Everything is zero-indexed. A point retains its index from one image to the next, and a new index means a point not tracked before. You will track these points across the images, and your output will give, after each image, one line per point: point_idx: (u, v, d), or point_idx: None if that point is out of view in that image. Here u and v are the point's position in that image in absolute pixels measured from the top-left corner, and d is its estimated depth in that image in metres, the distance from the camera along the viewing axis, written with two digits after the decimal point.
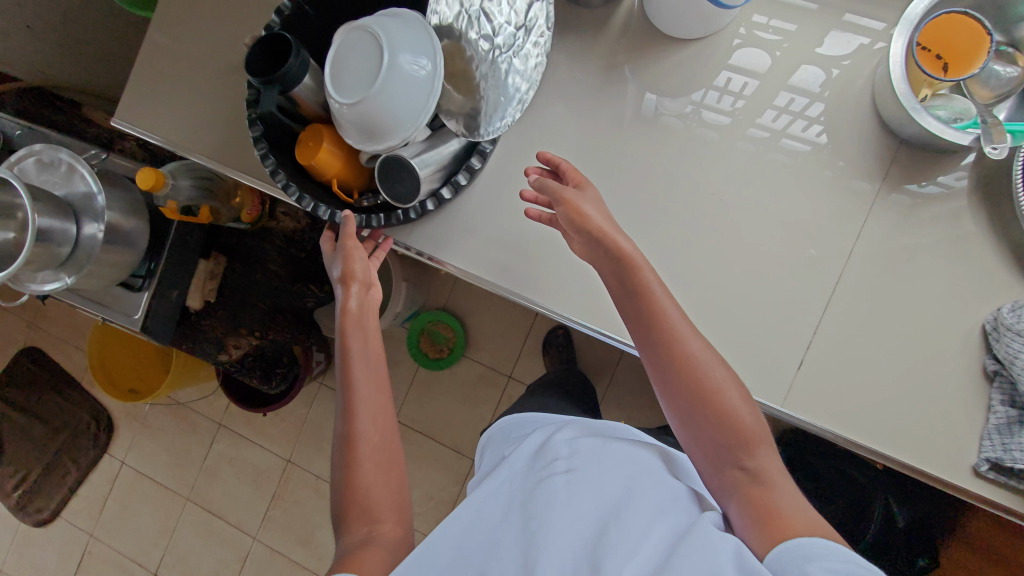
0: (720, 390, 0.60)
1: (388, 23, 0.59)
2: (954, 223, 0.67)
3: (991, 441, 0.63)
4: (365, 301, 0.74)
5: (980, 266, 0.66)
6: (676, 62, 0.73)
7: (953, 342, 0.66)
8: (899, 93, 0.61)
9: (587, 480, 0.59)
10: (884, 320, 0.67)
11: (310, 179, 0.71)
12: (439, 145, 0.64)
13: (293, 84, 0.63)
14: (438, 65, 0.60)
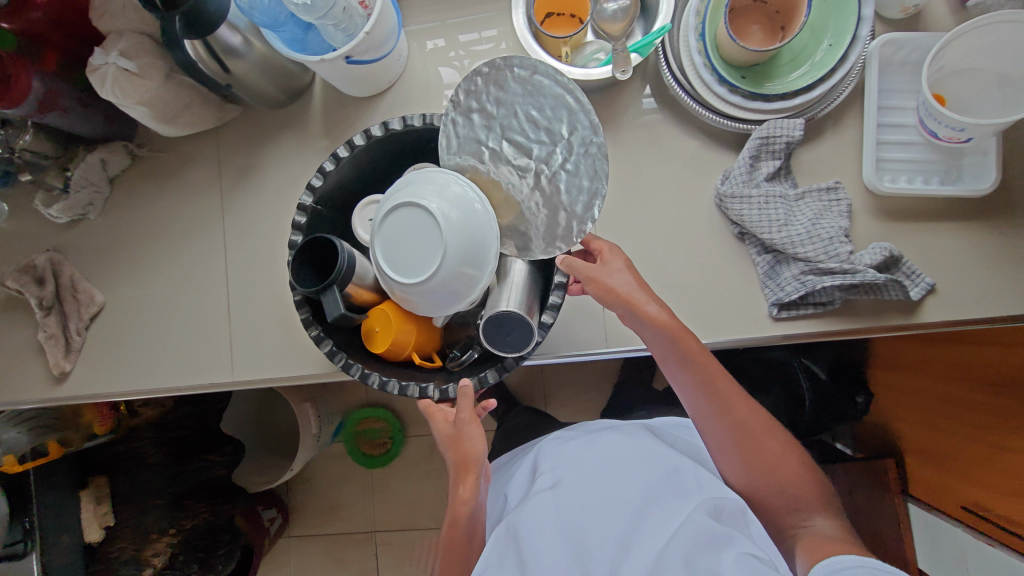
0: (762, 443, 0.72)
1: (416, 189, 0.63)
2: (654, 132, 0.74)
3: (769, 288, 0.70)
4: (477, 492, 0.73)
5: (689, 155, 0.74)
6: (380, 114, 0.81)
7: (704, 224, 0.73)
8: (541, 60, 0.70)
9: (572, 490, 0.75)
10: (644, 235, 0.74)
11: (387, 359, 0.73)
12: (510, 277, 0.66)
13: (344, 281, 0.65)
14: (483, 199, 0.63)
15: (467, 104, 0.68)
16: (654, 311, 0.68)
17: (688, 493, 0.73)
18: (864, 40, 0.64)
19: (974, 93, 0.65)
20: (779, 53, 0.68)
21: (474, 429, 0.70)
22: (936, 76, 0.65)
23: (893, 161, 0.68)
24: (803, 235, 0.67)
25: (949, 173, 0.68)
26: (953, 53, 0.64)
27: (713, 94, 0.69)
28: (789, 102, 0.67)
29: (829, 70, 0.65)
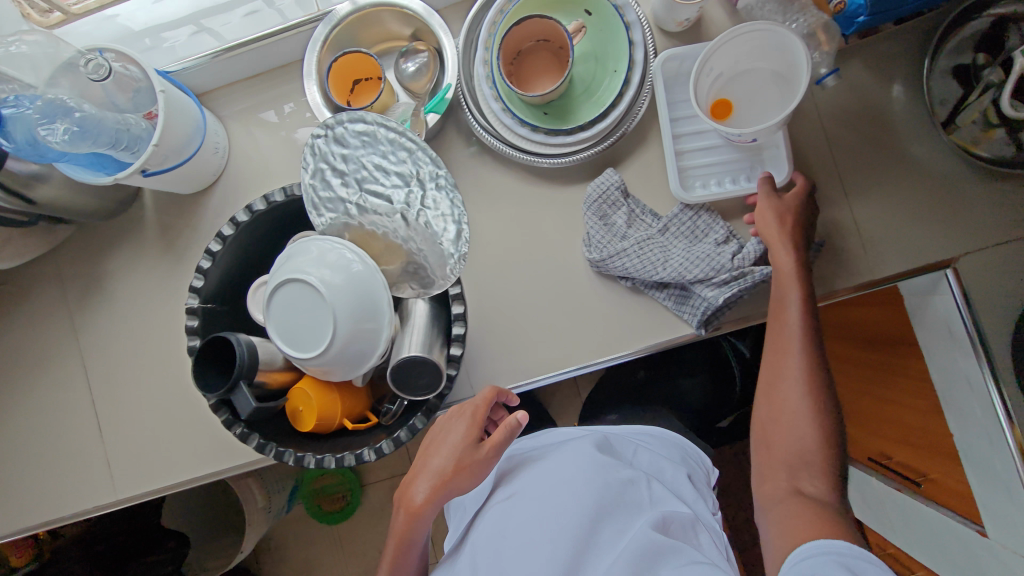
0: (787, 378, 0.66)
1: (296, 260, 0.61)
2: (481, 179, 0.76)
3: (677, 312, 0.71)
4: (426, 489, 0.67)
5: (519, 195, 0.76)
6: (216, 205, 0.81)
7: (544, 259, 0.75)
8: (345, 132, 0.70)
9: (521, 504, 0.70)
10: (491, 281, 0.76)
11: (325, 435, 0.68)
12: (413, 320, 0.63)
13: (252, 372, 0.62)
14: (363, 254, 0.61)
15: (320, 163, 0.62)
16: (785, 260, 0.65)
17: (639, 507, 0.69)
18: (640, 64, 0.67)
19: (756, 89, 0.69)
20: (570, 85, 0.71)
21: (490, 449, 0.65)
22: (715, 83, 0.68)
23: (698, 167, 0.71)
24: (664, 264, 0.69)
25: (753, 168, 0.71)
26: (721, 61, 0.67)
27: (519, 136, 0.71)
28: (589, 131, 0.70)
29: (616, 97, 0.68)
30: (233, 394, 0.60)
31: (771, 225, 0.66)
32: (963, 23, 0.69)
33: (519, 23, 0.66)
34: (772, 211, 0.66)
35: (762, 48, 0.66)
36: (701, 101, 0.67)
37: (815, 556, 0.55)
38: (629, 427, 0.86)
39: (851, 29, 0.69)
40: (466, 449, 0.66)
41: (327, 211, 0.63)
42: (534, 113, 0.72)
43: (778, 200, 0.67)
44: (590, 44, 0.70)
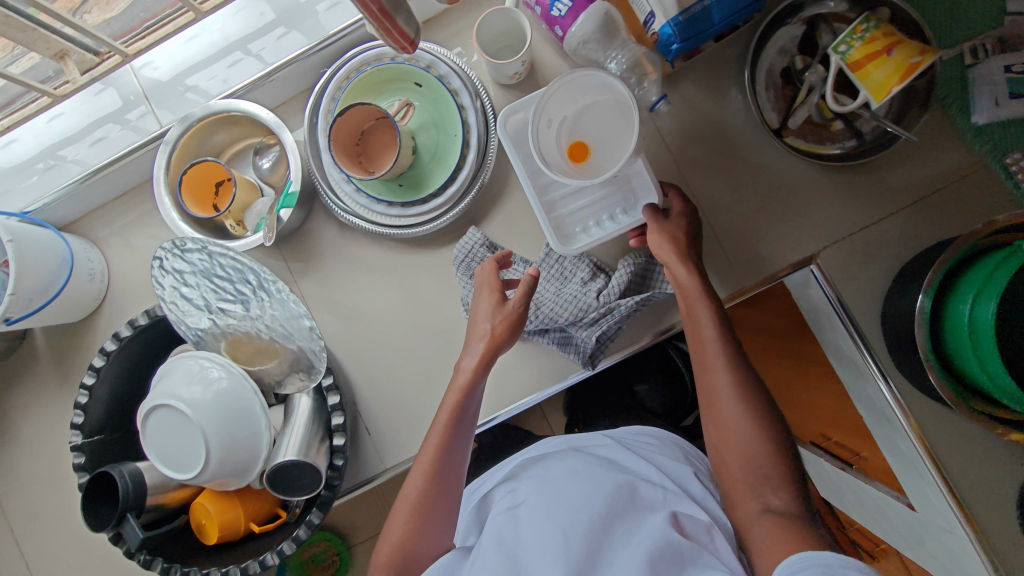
0: (722, 402, 0.62)
1: (166, 381, 0.61)
2: (356, 258, 0.78)
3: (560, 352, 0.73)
4: (474, 380, 0.65)
5: (395, 266, 0.77)
6: (104, 328, 0.81)
7: (429, 324, 0.77)
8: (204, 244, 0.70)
9: (533, 507, 0.59)
10: (384, 354, 0.77)
11: (233, 542, 0.69)
12: (294, 416, 0.64)
13: (140, 501, 0.62)
14: (227, 362, 0.61)
15: (173, 279, 0.62)
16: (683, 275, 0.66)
17: (648, 507, 0.60)
18: (474, 125, 0.71)
19: (608, 126, 0.68)
20: (416, 155, 0.72)
21: (517, 299, 0.65)
22: (566, 131, 0.68)
23: (573, 214, 0.70)
24: (535, 312, 0.71)
25: (627, 199, 0.70)
26: (562, 110, 0.68)
27: (378, 212, 0.72)
28: (443, 195, 0.71)
29: (459, 160, 0.70)
30: (123, 526, 0.61)
31: (661, 244, 0.66)
32: (778, 27, 0.72)
33: (343, 113, 0.66)
34: (657, 232, 0.67)
35: (598, 93, 0.67)
36: (553, 152, 0.67)
37: (808, 564, 0.48)
38: (626, 430, 0.79)
39: (671, 55, 0.70)
40: (496, 312, 0.66)
41: (191, 328, 0.64)
42: (388, 187, 0.73)
43: (658, 220, 0.67)
44: (425, 114, 0.72)
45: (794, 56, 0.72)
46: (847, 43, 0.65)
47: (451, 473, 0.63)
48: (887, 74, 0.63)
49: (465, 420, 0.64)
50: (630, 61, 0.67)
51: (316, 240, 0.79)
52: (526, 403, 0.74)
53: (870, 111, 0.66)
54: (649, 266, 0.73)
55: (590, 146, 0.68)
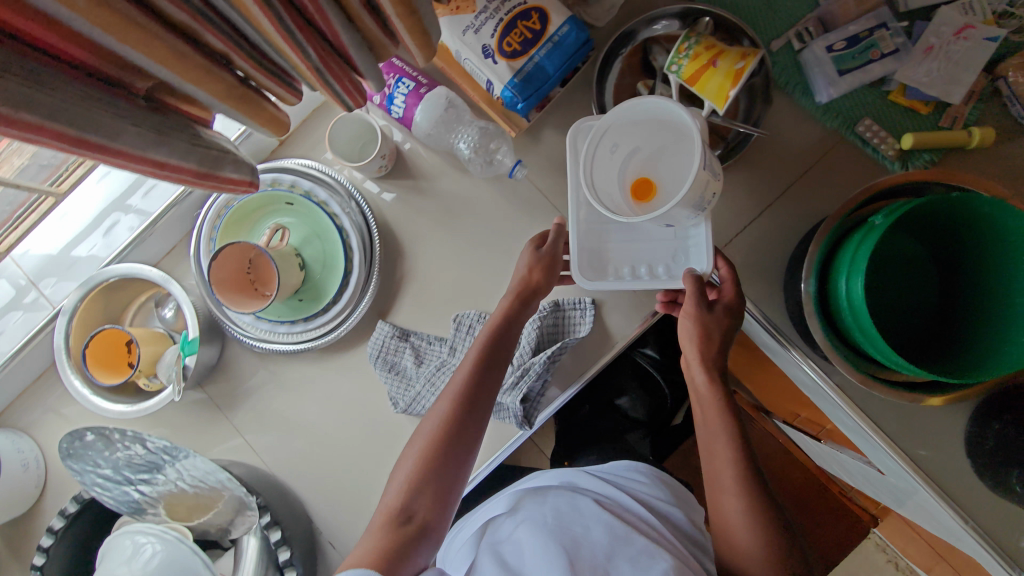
0: (725, 493, 0.63)
1: (106, 563, 0.60)
2: (280, 379, 0.78)
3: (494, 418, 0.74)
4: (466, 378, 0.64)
5: (319, 378, 0.78)
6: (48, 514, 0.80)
7: (366, 426, 0.77)
8: (118, 413, 0.71)
9: (540, 531, 0.61)
10: (330, 467, 0.77)
11: None
12: (241, 564, 0.63)
13: None
14: (155, 526, 0.62)
15: (90, 459, 0.63)
16: (698, 381, 0.68)
17: (646, 545, 0.60)
18: (351, 229, 0.72)
19: (678, 173, 0.62)
20: (306, 269, 0.73)
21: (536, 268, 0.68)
22: (630, 162, 0.63)
23: (613, 249, 0.68)
24: None
25: (676, 256, 0.67)
26: (632, 135, 0.62)
27: (284, 334, 0.73)
28: (339, 302, 0.72)
29: (346, 265, 0.72)
30: None
31: (686, 321, 0.66)
32: (615, 59, 0.74)
33: (216, 259, 0.64)
34: (689, 322, 0.66)
35: (680, 133, 0.61)
36: (605, 187, 0.62)
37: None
38: (615, 462, 0.77)
39: (522, 113, 0.72)
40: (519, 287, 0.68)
41: (119, 502, 0.63)
42: (289, 305, 0.73)
43: (701, 309, 0.64)
44: (304, 228, 0.73)
45: (638, 82, 0.74)
46: (677, 63, 0.67)
47: (461, 458, 0.61)
48: (721, 80, 0.65)
49: (482, 398, 0.63)
50: (476, 138, 0.72)
51: (238, 371, 0.79)
52: (476, 476, 0.75)
53: (719, 117, 0.68)
54: (560, 312, 0.74)
55: (652, 185, 0.62)
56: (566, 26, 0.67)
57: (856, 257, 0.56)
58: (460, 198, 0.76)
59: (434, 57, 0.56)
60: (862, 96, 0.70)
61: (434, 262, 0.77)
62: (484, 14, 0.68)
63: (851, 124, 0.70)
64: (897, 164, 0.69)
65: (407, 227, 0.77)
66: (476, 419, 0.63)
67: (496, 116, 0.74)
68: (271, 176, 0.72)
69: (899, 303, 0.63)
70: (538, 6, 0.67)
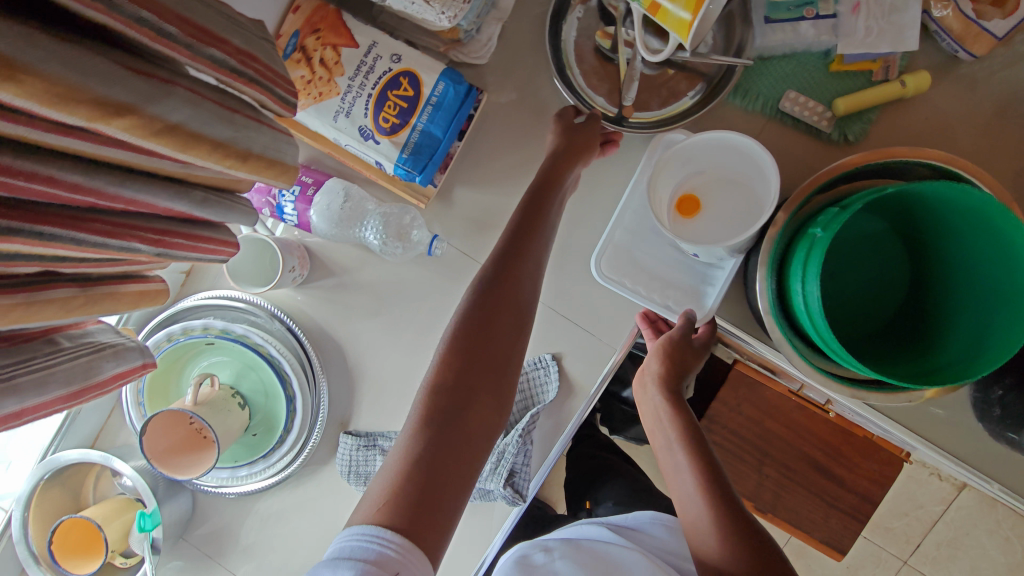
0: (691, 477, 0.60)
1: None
2: (260, 511, 0.75)
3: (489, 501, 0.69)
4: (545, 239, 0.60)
5: (298, 500, 0.74)
6: None
7: None
8: None
9: None
10: None
11: None
12: None
13: None
14: None
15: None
16: (658, 400, 0.66)
17: None
18: (281, 356, 0.67)
19: (728, 219, 0.61)
20: (250, 403, 0.68)
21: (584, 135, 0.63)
22: (698, 181, 0.62)
23: (638, 256, 0.66)
24: None
25: (687, 294, 0.65)
26: (705, 157, 0.61)
27: (247, 474, 0.69)
28: (292, 429, 0.68)
29: (287, 390, 0.67)
30: None
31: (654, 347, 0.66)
32: (570, 7, 0.67)
33: (144, 430, 0.58)
34: (660, 344, 0.65)
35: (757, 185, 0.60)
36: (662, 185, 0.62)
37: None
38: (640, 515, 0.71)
39: (423, 185, 0.65)
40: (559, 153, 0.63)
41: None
42: (244, 443, 0.69)
43: (678, 336, 0.64)
44: (234, 364, 0.68)
45: (596, 33, 0.66)
46: None
47: (490, 390, 0.55)
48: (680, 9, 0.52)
49: (502, 318, 0.56)
50: (384, 231, 0.66)
51: (219, 516, 0.76)
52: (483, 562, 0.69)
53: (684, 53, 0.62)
54: (523, 377, 0.69)
55: (700, 208, 0.62)
56: (441, 82, 0.61)
57: (810, 256, 0.50)
58: (389, 286, 0.71)
59: (296, 177, 0.51)
60: (781, 68, 0.63)
61: (382, 358, 0.72)
62: (350, 93, 0.61)
63: (776, 101, 0.64)
64: (835, 134, 0.63)
65: (345, 329, 0.72)
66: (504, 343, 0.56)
67: (400, 192, 0.68)
68: (179, 324, 0.66)
69: (866, 300, 0.58)
70: (405, 70, 0.61)
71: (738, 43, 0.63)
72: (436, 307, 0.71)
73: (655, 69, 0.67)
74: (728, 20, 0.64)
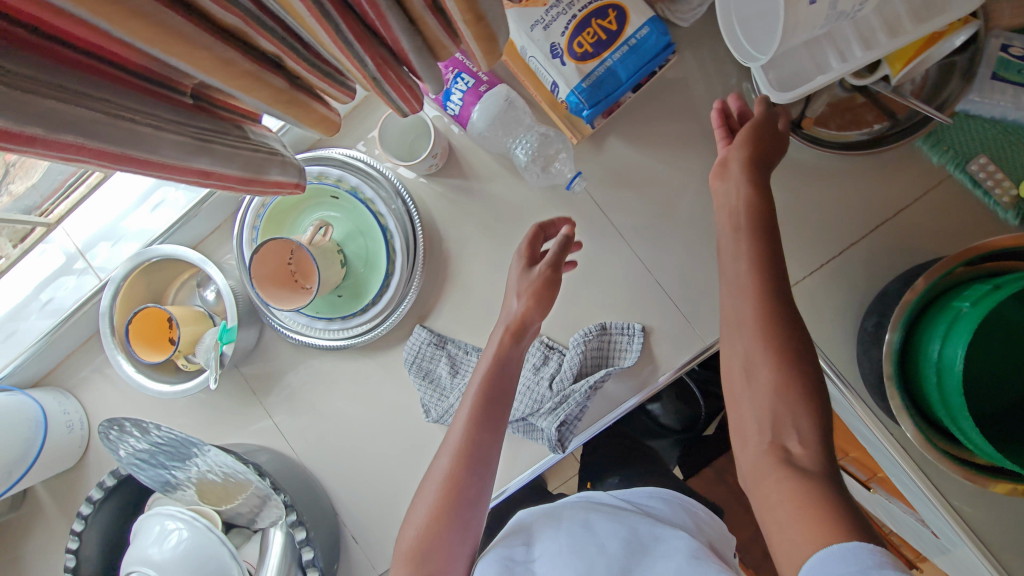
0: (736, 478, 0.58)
1: (136, 545, 0.63)
2: (314, 370, 0.78)
3: (536, 438, 0.69)
4: (503, 396, 0.64)
5: (352, 372, 0.77)
6: (93, 469, 0.84)
7: (396, 422, 0.76)
8: (153, 390, 0.72)
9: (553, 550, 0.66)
10: (354, 459, 0.77)
11: None
12: (269, 549, 0.66)
13: None
14: (187, 514, 0.64)
15: (126, 441, 0.64)
16: (737, 190, 0.60)
17: (655, 553, 0.64)
18: (395, 231, 0.69)
19: None
20: (349, 265, 0.71)
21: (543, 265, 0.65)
22: None
23: None
24: None
25: None
26: None
27: (321, 329, 0.72)
28: (378, 303, 0.70)
29: (388, 266, 0.69)
30: None
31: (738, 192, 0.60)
32: None
33: (255, 252, 0.61)
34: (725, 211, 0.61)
35: None
36: None
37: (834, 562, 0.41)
38: (636, 490, 0.81)
39: (585, 121, 0.66)
40: (522, 280, 0.66)
41: (154, 480, 0.66)
42: (328, 301, 0.72)
43: (762, 120, 0.61)
44: (349, 224, 0.71)
45: None
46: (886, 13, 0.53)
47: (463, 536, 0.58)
48: None
49: (474, 476, 0.60)
50: (536, 146, 0.69)
51: (276, 358, 0.79)
52: (507, 490, 0.71)
53: (890, 87, 0.59)
54: (606, 336, 0.69)
55: None
56: (646, 27, 0.61)
57: (949, 326, 0.49)
58: (512, 206, 0.72)
59: (497, 61, 0.51)
60: (985, 130, 0.61)
61: (479, 271, 0.73)
62: (556, 9, 0.61)
63: (963, 162, 0.62)
64: (1011, 214, 0.60)
65: (455, 232, 0.73)
66: (468, 514, 0.58)
67: (561, 125, 0.69)
68: (316, 168, 0.69)
69: (986, 384, 0.57)
70: (616, 3, 0.61)
71: (945, 96, 0.60)
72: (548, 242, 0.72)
73: (847, 91, 0.64)
74: (946, 72, 0.60)
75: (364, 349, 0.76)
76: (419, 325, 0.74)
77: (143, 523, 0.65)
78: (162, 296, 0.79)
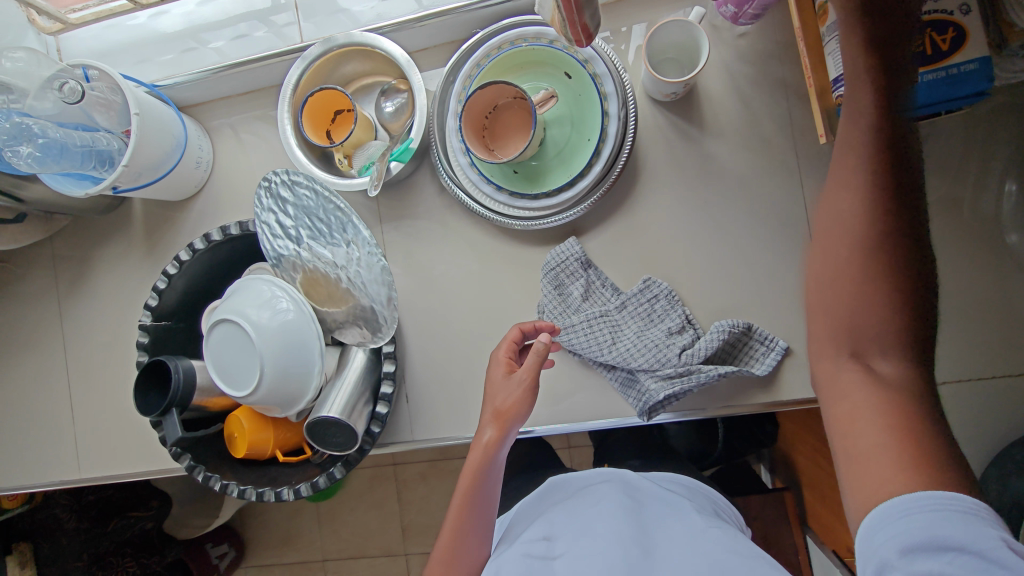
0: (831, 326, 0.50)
1: (236, 298, 0.62)
2: (448, 228, 0.76)
3: (631, 398, 0.68)
4: (494, 469, 0.62)
5: (483, 248, 0.75)
6: (196, 212, 0.84)
7: (499, 314, 0.75)
8: (304, 167, 0.71)
9: (575, 537, 0.60)
10: (443, 326, 0.76)
11: (243, 461, 0.71)
12: (349, 363, 0.66)
13: (186, 396, 0.64)
14: (296, 296, 0.63)
15: (287, 199, 0.63)
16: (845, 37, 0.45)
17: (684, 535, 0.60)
18: (609, 138, 0.66)
19: None
20: (543, 147, 0.69)
21: (524, 371, 0.62)
22: None
23: None
24: (612, 345, 0.67)
25: None
26: None
27: (485, 194, 0.70)
28: (554, 197, 0.68)
29: (584, 167, 0.66)
30: (164, 418, 0.63)
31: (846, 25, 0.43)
32: None
33: (483, 86, 0.62)
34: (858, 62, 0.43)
35: None
36: None
37: (889, 522, 0.41)
38: (659, 473, 0.77)
39: None
40: (505, 384, 0.63)
41: (274, 251, 0.65)
42: (503, 170, 0.70)
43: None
44: (564, 109, 0.68)
45: None
46: None
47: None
48: None
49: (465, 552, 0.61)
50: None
51: (414, 198, 0.77)
52: (576, 427, 0.70)
53: None
54: (746, 339, 0.67)
55: None
56: (975, 63, 0.55)
57: None
58: (721, 170, 0.69)
59: None
60: None
61: (655, 215, 0.70)
62: None
63: None
64: None
65: (653, 167, 0.70)
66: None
67: (816, 120, 0.66)
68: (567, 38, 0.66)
69: None
70: (962, 25, 0.55)
71: None
72: (737, 222, 0.68)
73: None
74: None
75: (506, 233, 0.74)
76: (572, 237, 0.71)
77: (245, 282, 0.64)
78: (344, 85, 0.77)
